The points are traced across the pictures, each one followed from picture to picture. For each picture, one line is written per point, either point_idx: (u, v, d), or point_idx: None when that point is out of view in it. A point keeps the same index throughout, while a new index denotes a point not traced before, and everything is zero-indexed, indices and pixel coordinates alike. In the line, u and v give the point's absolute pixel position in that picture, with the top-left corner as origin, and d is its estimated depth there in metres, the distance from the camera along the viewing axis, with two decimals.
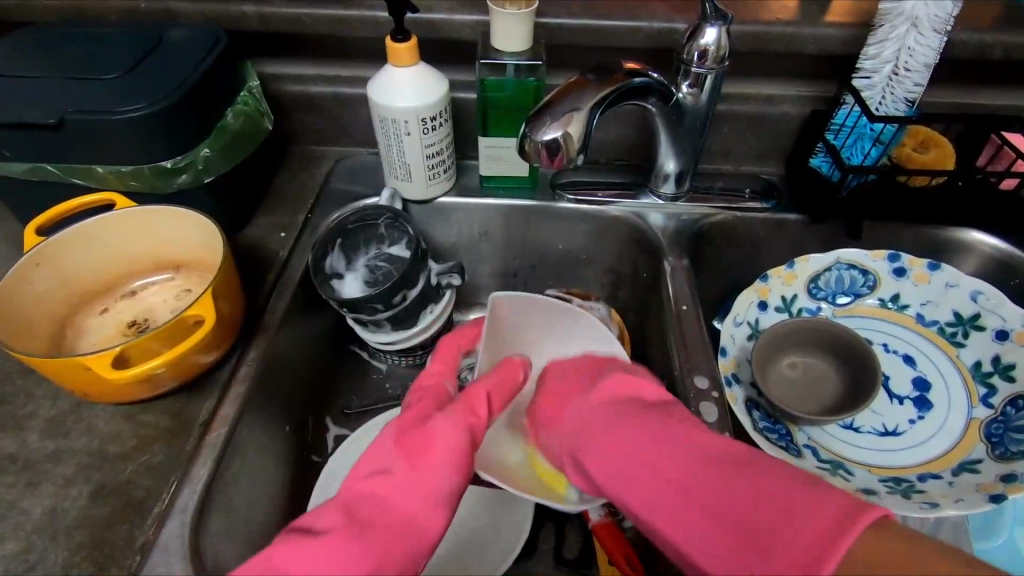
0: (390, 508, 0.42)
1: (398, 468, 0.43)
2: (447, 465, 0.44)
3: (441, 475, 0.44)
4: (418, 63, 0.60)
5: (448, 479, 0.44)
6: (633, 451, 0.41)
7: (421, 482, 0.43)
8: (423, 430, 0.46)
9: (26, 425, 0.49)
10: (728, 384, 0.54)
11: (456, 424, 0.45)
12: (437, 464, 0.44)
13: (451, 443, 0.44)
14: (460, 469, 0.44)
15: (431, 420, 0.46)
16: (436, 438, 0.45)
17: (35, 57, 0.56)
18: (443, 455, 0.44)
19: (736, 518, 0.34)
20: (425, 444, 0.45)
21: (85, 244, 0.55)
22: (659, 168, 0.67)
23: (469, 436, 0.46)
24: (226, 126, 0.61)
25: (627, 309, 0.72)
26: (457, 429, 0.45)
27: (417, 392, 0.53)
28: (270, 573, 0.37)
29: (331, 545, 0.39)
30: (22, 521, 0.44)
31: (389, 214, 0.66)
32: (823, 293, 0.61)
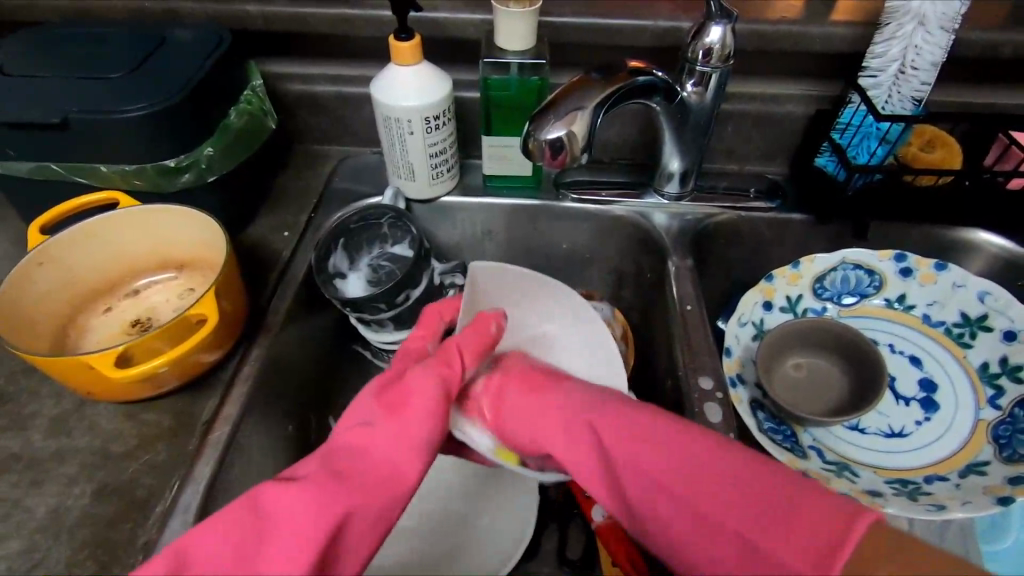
0: (370, 455, 0.41)
1: (377, 419, 0.43)
2: (425, 415, 0.43)
3: (420, 425, 0.43)
4: (421, 62, 0.60)
5: (427, 428, 0.43)
6: (625, 447, 0.40)
7: (400, 430, 0.42)
8: (401, 384, 0.45)
9: (30, 424, 0.50)
10: (732, 385, 0.53)
11: (432, 376, 0.45)
12: (415, 415, 0.43)
13: (428, 392, 0.44)
14: (438, 419, 0.44)
15: (409, 375, 0.46)
16: (414, 388, 0.44)
17: (39, 57, 0.57)
18: (420, 403, 0.43)
19: (729, 517, 0.34)
20: (403, 395, 0.44)
21: (88, 243, 0.55)
22: (663, 168, 0.67)
23: (443, 388, 0.45)
24: (230, 125, 0.61)
25: (630, 310, 0.72)
26: (432, 380, 0.45)
27: (401, 355, 0.52)
28: (253, 518, 0.36)
29: (309, 489, 0.37)
30: (26, 520, 0.44)
31: (392, 214, 0.66)
32: (828, 294, 0.61)
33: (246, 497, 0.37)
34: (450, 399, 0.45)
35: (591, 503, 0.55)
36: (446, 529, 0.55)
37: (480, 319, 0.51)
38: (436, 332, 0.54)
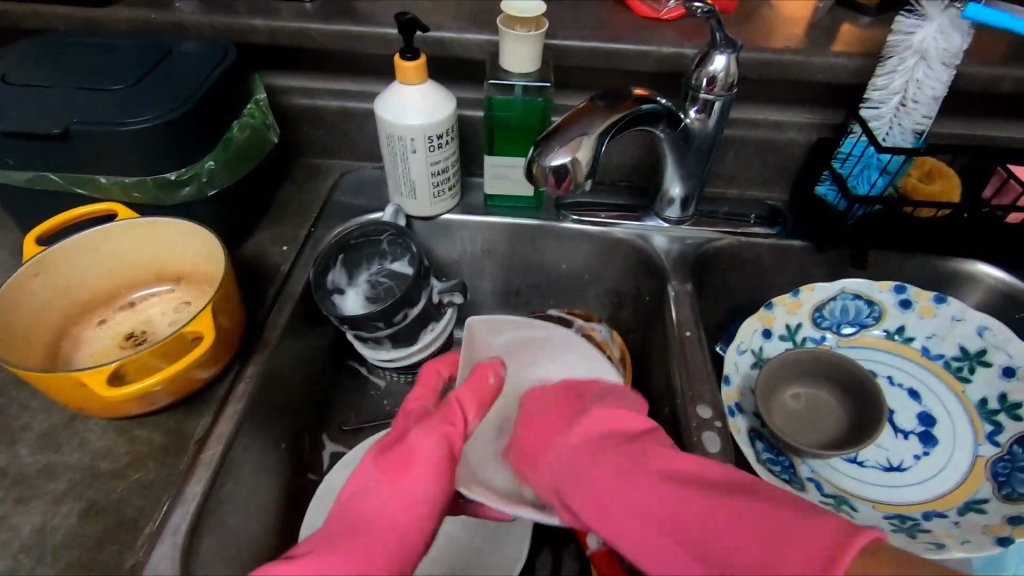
0: (373, 518, 0.42)
1: (381, 484, 0.43)
2: (425, 475, 0.43)
3: (421, 485, 0.43)
4: (426, 82, 0.60)
5: (428, 490, 0.43)
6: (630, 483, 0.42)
7: (400, 492, 0.43)
8: (404, 444, 0.45)
9: (18, 439, 0.48)
10: (731, 414, 0.53)
11: (436, 433, 0.45)
12: (415, 476, 0.43)
13: (434, 452, 0.44)
14: (444, 478, 0.44)
15: (411, 435, 0.45)
16: (418, 449, 0.44)
17: (41, 67, 0.56)
18: (421, 465, 0.44)
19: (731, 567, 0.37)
20: (406, 457, 0.44)
21: (85, 254, 0.54)
22: (664, 192, 0.67)
23: (446, 446, 0.45)
24: (232, 138, 0.61)
25: (629, 331, 0.72)
26: (437, 439, 0.45)
27: (399, 418, 0.50)
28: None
29: (314, 564, 0.38)
30: (10, 539, 0.43)
31: (392, 231, 0.66)
32: (828, 323, 0.61)
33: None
34: (455, 459, 0.45)
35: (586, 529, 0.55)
36: (438, 554, 0.54)
37: (478, 371, 0.50)
38: (435, 392, 0.52)
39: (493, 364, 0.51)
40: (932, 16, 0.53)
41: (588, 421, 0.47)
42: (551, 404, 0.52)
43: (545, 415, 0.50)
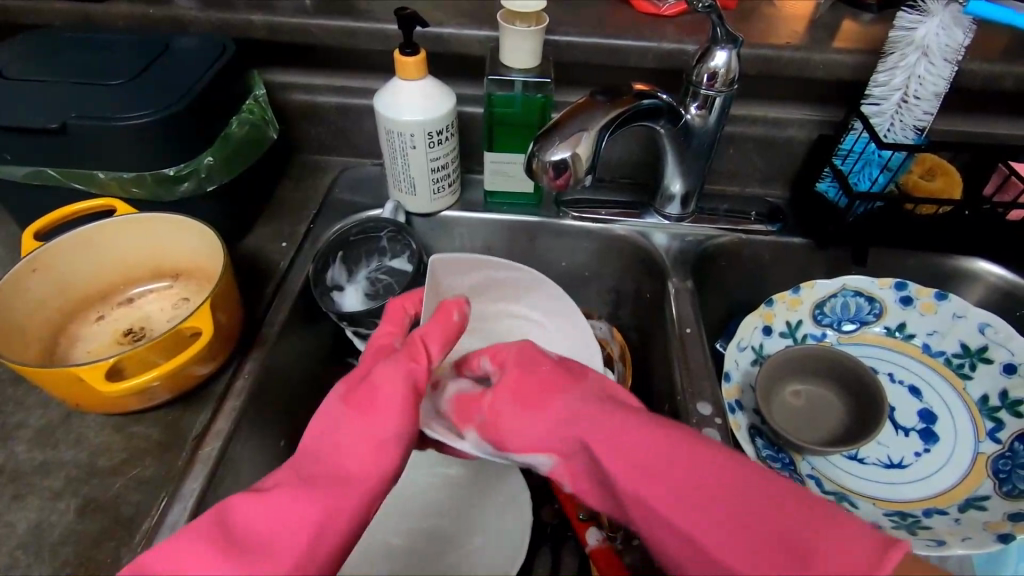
0: (341, 456, 0.41)
1: (348, 420, 0.42)
2: (390, 412, 0.42)
3: (387, 424, 0.42)
4: (426, 77, 0.60)
5: (392, 426, 0.42)
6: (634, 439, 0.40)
7: (365, 430, 0.41)
8: (368, 382, 0.43)
9: (14, 435, 0.48)
10: (732, 411, 0.53)
11: (400, 367, 0.44)
12: (381, 413, 0.42)
13: (398, 386, 0.43)
14: (411, 412, 0.43)
15: (375, 370, 0.44)
16: (379, 389, 0.43)
17: (39, 62, 0.56)
18: (387, 403, 0.42)
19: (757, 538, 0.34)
20: (371, 396, 0.42)
21: (83, 250, 0.54)
22: (664, 189, 0.67)
23: (411, 381, 0.44)
24: (231, 134, 0.60)
25: (629, 329, 0.71)
26: (402, 375, 0.43)
27: (369, 354, 0.50)
28: (219, 535, 0.35)
29: (277, 502, 0.37)
30: (6, 536, 0.42)
31: (392, 228, 0.66)
32: (828, 320, 0.61)
33: (211, 513, 0.36)
34: (421, 392, 0.44)
35: (585, 526, 0.55)
36: (437, 551, 0.54)
37: (444, 308, 0.49)
38: (403, 327, 0.52)
39: (456, 302, 0.49)
40: (934, 12, 0.53)
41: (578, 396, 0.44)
42: (542, 365, 0.48)
43: (543, 383, 0.46)
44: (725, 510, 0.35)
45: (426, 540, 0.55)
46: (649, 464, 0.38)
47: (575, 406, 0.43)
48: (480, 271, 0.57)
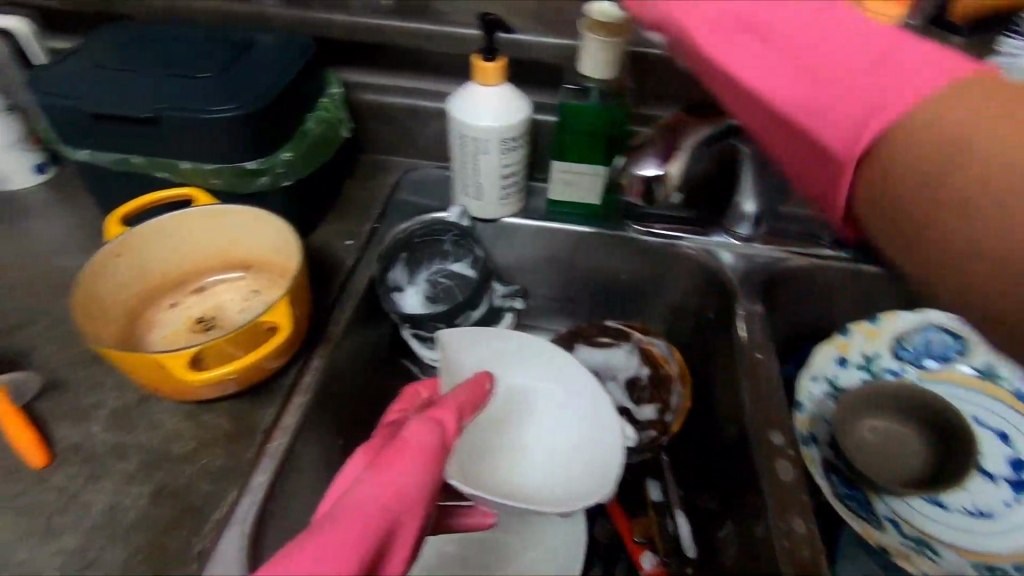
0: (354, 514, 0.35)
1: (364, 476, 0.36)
2: (420, 463, 0.37)
3: (415, 477, 0.37)
4: (504, 84, 0.60)
5: (422, 478, 0.37)
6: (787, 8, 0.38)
7: (392, 480, 0.36)
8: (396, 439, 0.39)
9: (91, 415, 0.49)
10: (805, 441, 0.52)
11: (429, 423, 0.40)
12: (411, 465, 0.37)
13: (427, 440, 0.38)
14: (436, 470, 0.38)
15: (404, 428, 0.39)
16: (411, 437, 0.38)
17: (131, 53, 0.57)
18: (417, 453, 0.38)
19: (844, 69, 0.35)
20: (399, 448, 0.38)
21: (163, 238, 0.55)
22: (735, 208, 0.66)
23: (440, 435, 0.40)
24: (308, 131, 0.61)
25: (688, 349, 0.70)
26: (433, 428, 0.39)
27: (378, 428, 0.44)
28: None
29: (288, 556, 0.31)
30: (82, 516, 0.43)
31: (456, 232, 0.67)
32: (908, 354, 0.57)
33: None
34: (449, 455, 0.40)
35: (640, 549, 0.55)
36: None
37: (475, 378, 0.48)
38: (414, 405, 0.47)
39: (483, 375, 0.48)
40: None
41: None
42: None
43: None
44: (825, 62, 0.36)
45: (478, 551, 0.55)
46: (798, 30, 0.37)
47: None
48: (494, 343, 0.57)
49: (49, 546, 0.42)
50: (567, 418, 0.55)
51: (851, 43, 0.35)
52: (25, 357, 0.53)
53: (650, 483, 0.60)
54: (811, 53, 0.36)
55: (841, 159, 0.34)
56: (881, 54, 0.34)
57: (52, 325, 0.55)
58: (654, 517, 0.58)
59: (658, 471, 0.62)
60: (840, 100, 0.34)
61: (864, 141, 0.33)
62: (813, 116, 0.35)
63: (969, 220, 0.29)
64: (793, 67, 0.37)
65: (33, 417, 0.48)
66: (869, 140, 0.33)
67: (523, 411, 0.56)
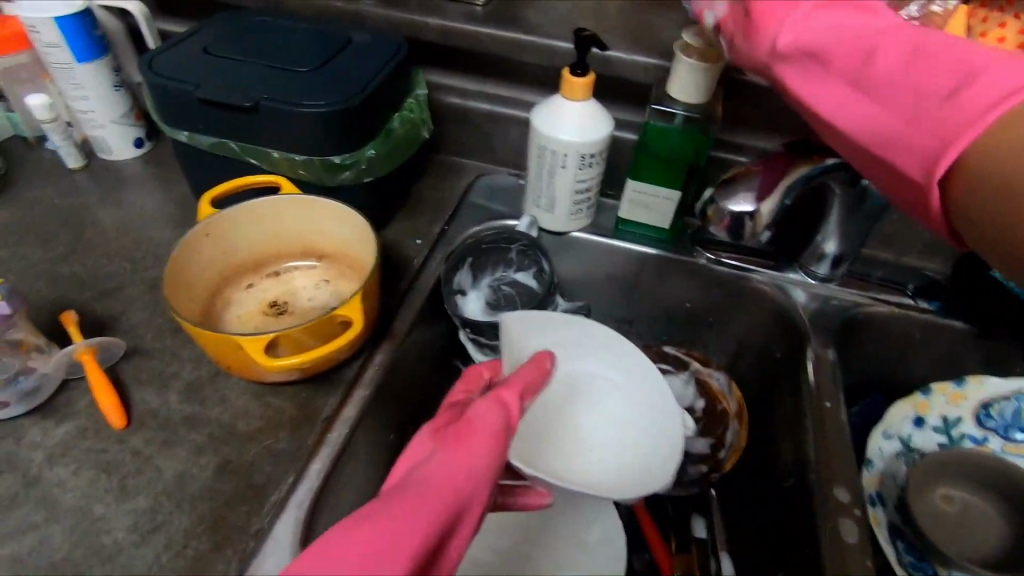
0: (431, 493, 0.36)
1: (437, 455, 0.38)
2: (485, 442, 0.39)
3: (480, 456, 0.38)
4: (589, 99, 0.59)
5: (488, 458, 0.38)
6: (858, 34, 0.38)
7: (460, 459, 0.38)
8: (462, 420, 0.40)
9: (168, 383, 0.51)
10: (870, 503, 0.49)
11: (494, 404, 0.41)
12: (476, 443, 0.38)
13: (493, 421, 0.40)
14: (501, 450, 0.39)
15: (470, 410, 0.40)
16: (475, 418, 0.40)
17: (238, 42, 0.60)
18: (482, 433, 0.39)
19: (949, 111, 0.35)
20: (466, 429, 0.39)
21: (249, 221, 0.57)
22: (815, 247, 0.62)
23: (503, 418, 0.41)
24: (393, 130, 0.63)
25: (747, 385, 0.68)
26: (496, 411, 0.41)
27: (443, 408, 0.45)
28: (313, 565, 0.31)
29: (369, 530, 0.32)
30: (153, 480, 0.45)
31: (524, 242, 0.66)
32: (994, 424, 0.53)
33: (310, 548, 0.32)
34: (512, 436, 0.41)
35: None
36: None
37: (537, 358, 0.48)
38: (478, 386, 0.47)
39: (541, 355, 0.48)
40: None
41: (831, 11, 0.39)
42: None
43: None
44: (931, 103, 0.35)
45: (517, 563, 0.55)
46: (898, 70, 0.37)
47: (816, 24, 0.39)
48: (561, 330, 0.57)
49: (122, 505, 0.44)
50: (632, 414, 0.55)
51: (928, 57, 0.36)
52: (114, 320, 0.56)
53: (695, 520, 0.59)
54: (887, 76, 0.37)
55: (924, 187, 0.37)
56: (958, 66, 0.35)
57: (140, 293, 0.59)
58: (697, 555, 0.57)
59: (705, 507, 0.60)
60: (918, 123, 0.36)
61: (946, 164, 0.35)
62: (894, 146, 0.38)
63: (1022, 193, 0.32)
64: (882, 106, 0.38)
65: (117, 379, 0.51)
66: (952, 161, 0.35)
67: (583, 401, 0.55)
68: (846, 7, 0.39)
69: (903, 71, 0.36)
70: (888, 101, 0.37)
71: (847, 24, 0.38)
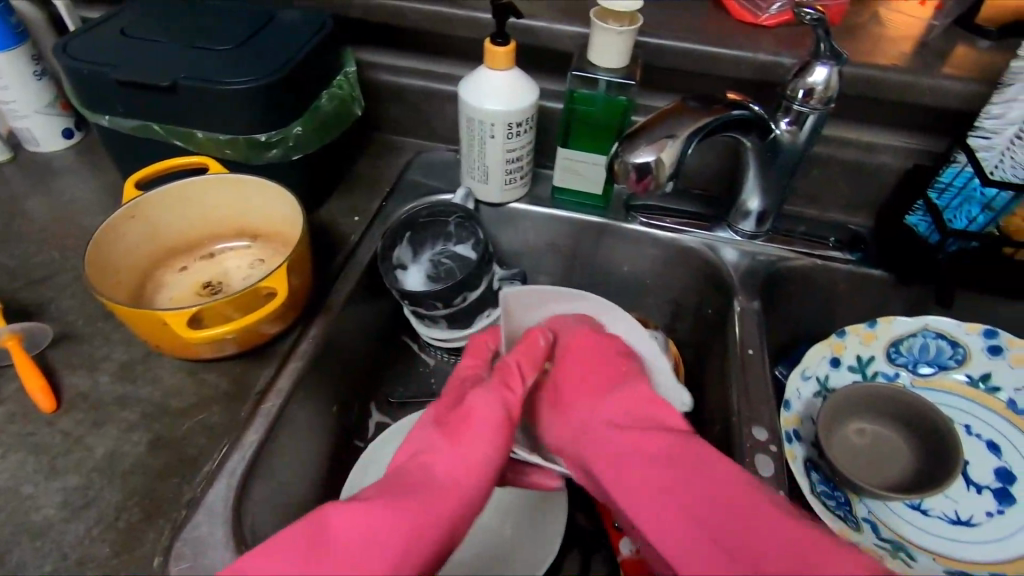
0: (433, 474, 0.42)
1: (439, 443, 0.44)
2: (484, 433, 0.44)
3: (482, 446, 0.44)
4: (512, 69, 0.60)
5: (487, 448, 0.44)
6: (648, 458, 0.44)
7: (462, 450, 0.43)
8: (463, 406, 0.46)
9: (99, 365, 0.51)
10: (789, 440, 0.52)
11: (496, 396, 0.46)
12: (476, 434, 0.44)
13: (492, 410, 0.45)
14: (500, 441, 0.45)
15: (469, 396, 0.47)
16: (475, 409, 0.45)
17: (156, 23, 0.60)
18: (482, 423, 0.45)
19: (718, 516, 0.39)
20: (465, 417, 0.45)
21: (176, 203, 0.57)
22: (740, 205, 0.65)
23: (504, 409, 0.46)
24: (320, 107, 0.63)
25: (685, 344, 0.70)
26: (496, 403, 0.46)
27: (454, 383, 0.52)
28: (312, 544, 0.36)
29: (370, 514, 0.38)
30: (85, 458, 0.46)
31: (460, 213, 0.66)
32: (903, 359, 0.58)
33: (308, 519, 0.37)
34: (512, 421, 0.46)
35: (619, 535, 0.54)
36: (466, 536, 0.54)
37: (529, 334, 0.53)
38: (484, 359, 0.55)
39: (540, 330, 0.53)
40: None
41: (627, 392, 0.50)
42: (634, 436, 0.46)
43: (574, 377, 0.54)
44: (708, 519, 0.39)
45: None
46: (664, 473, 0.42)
47: (613, 425, 0.48)
48: (554, 305, 0.58)
49: (52, 484, 0.44)
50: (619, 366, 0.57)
51: (730, 507, 0.39)
52: (44, 308, 0.56)
53: None
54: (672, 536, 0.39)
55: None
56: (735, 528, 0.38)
57: (69, 280, 0.58)
58: None
59: None
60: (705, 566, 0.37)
61: None
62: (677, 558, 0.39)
63: None
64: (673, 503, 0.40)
65: (46, 364, 0.51)
66: None
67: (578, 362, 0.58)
68: (651, 458, 0.44)
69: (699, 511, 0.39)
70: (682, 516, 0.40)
71: (651, 447, 0.44)
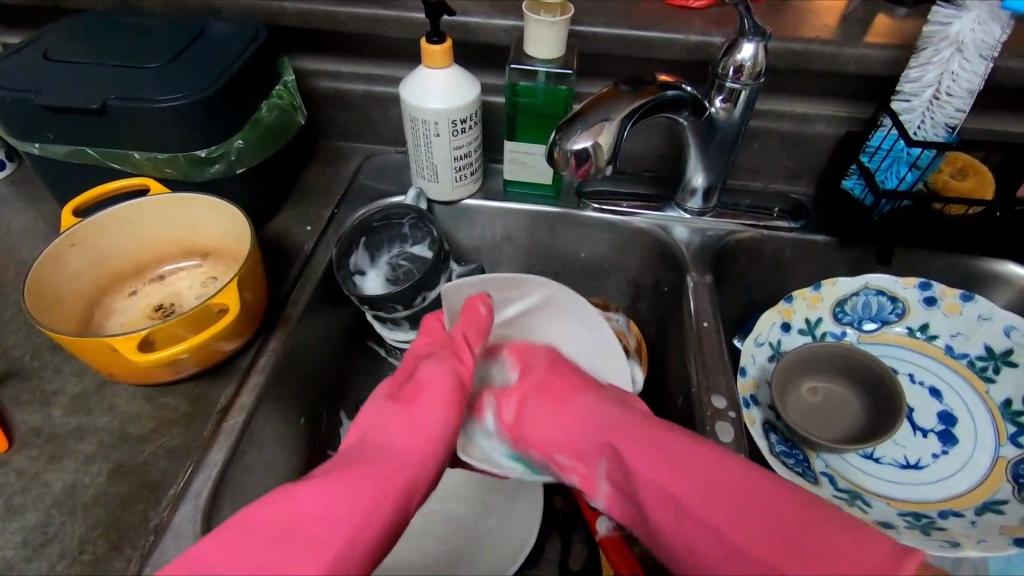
0: (386, 444, 0.42)
1: (393, 412, 0.45)
2: (438, 404, 0.45)
3: (433, 417, 0.44)
4: (451, 65, 0.60)
5: (439, 420, 0.44)
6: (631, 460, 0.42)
7: (412, 420, 0.44)
8: (415, 380, 0.47)
9: (51, 400, 0.50)
10: (746, 406, 0.53)
11: (443, 366, 0.48)
12: (429, 405, 0.45)
13: (443, 379, 0.46)
14: (449, 414, 0.45)
15: (421, 369, 0.48)
16: (428, 381, 0.46)
17: (80, 45, 0.58)
18: (433, 394, 0.45)
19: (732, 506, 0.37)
20: (419, 387, 0.46)
21: (118, 227, 0.56)
22: (686, 182, 0.67)
23: (453, 377, 0.47)
24: (261, 119, 0.62)
25: (645, 323, 0.71)
26: (446, 373, 0.47)
27: (405, 359, 0.51)
28: (285, 528, 0.35)
29: (333, 487, 0.37)
30: (43, 494, 0.45)
31: (414, 214, 0.66)
32: (849, 318, 0.61)
33: (271, 497, 0.37)
34: (462, 393, 0.47)
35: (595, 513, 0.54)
36: (446, 532, 0.54)
37: (469, 304, 0.52)
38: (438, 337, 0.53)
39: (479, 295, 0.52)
40: (971, 7, 0.51)
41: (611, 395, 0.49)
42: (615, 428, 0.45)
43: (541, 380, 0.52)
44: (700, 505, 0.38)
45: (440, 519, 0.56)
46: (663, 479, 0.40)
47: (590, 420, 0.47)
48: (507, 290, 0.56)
49: (10, 524, 0.43)
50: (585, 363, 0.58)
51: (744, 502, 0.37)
52: None
53: None
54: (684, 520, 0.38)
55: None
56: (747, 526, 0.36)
57: (11, 316, 0.56)
58: None
59: None
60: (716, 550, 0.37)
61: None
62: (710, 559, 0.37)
63: None
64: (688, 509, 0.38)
65: None
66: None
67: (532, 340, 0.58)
68: (648, 452, 0.42)
69: (707, 503, 0.38)
70: (675, 504, 0.39)
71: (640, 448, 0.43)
